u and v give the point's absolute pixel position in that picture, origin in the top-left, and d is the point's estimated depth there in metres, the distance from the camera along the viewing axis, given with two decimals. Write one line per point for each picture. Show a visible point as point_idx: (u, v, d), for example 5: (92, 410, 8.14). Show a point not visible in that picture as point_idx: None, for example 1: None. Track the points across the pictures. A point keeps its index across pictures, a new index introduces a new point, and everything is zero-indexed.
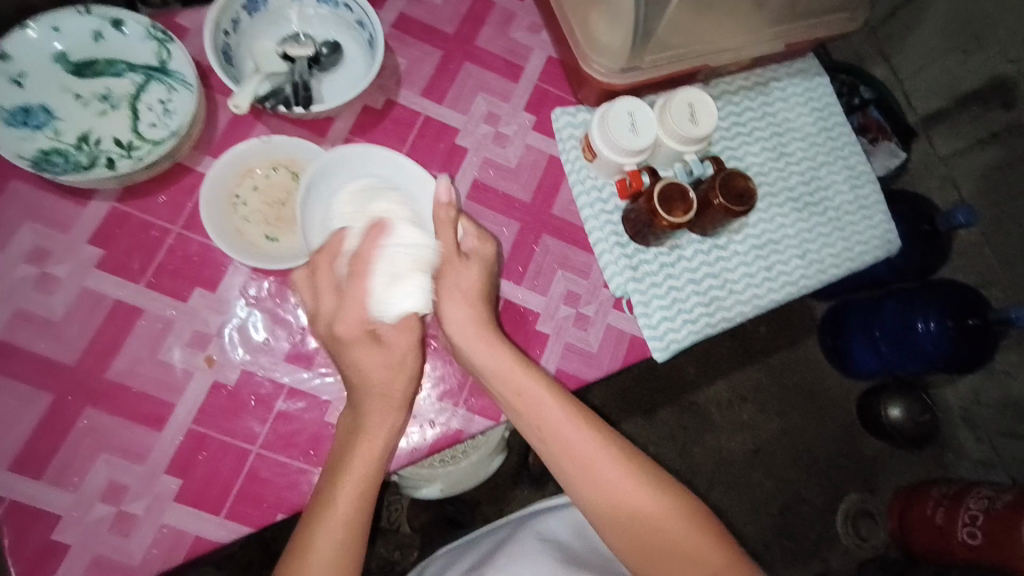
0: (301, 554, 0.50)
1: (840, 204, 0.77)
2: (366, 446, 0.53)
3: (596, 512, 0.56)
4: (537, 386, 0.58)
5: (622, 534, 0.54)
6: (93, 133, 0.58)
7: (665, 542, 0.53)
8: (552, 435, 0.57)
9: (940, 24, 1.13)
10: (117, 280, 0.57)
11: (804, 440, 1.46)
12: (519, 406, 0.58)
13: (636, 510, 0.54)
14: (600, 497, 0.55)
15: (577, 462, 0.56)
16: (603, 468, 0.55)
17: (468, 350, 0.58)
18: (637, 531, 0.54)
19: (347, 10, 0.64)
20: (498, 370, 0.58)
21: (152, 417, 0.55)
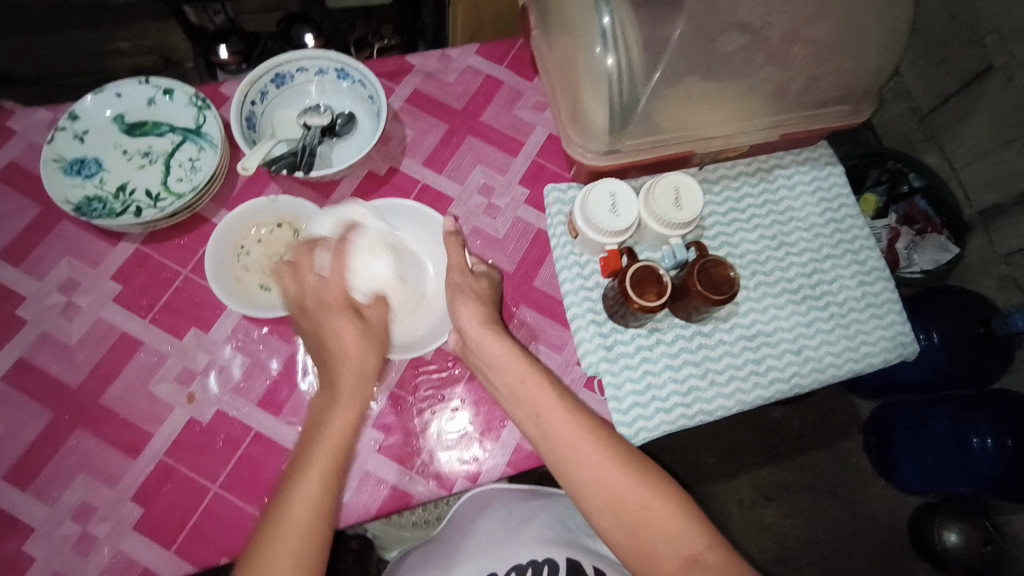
0: (284, 507, 0.51)
1: (845, 299, 0.73)
2: (345, 410, 0.56)
3: (585, 500, 0.55)
4: (536, 378, 0.59)
5: (610, 522, 0.54)
6: (129, 184, 0.66)
7: (651, 527, 0.53)
8: (548, 423, 0.57)
9: (994, 115, 1.03)
10: (127, 314, 0.64)
11: (838, 559, 1.24)
12: (517, 394, 0.59)
13: (622, 497, 0.54)
14: (588, 484, 0.55)
15: (577, 463, 0.56)
16: (591, 456, 0.55)
17: (472, 342, 0.61)
18: (624, 518, 0.53)
19: (362, 86, 0.72)
20: (502, 360, 0.60)
21: (130, 444, 0.60)
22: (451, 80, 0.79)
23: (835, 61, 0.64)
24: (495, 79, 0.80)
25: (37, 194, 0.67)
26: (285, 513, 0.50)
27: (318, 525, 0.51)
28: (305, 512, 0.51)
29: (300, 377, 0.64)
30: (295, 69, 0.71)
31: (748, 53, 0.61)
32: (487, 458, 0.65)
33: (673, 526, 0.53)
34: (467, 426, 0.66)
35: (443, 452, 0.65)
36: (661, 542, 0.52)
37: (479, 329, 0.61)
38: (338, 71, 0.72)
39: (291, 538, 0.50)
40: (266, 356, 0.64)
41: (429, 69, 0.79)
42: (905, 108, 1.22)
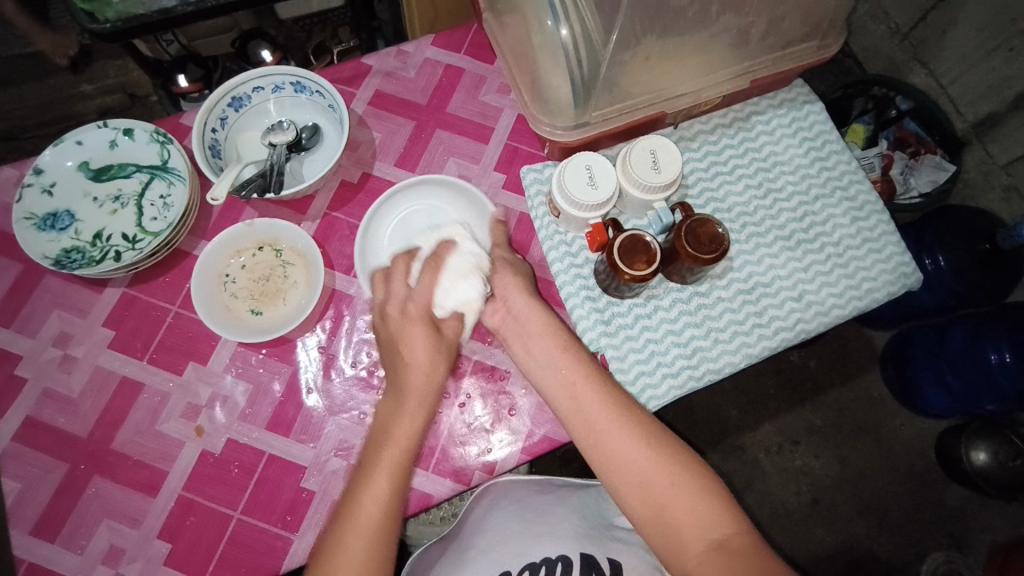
0: (347, 512, 0.51)
1: (841, 238, 0.72)
2: (414, 405, 0.56)
3: (611, 479, 0.54)
4: (575, 351, 0.60)
5: (636, 501, 0.52)
6: (105, 230, 0.67)
7: (676, 511, 0.50)
8: (581, 393, 0.57)
9: (978, 22, 0.98)
10: (125, 357, 0.65)
11: (870, 490, 1.22)
12: (549, 368, 0.60)
13: (648, 476, 0.52)
14: (614, 459, 0.54)
15: (602, 434, 0.55)
16: (618, 431, 0.54)
17: (507, 326, 0.63)
18: (649, 498, 0.52)
19: (321, 96, 0.71)
20: (542, 333, 0.62)
21: (148, 484, 0.61)
22: (411, 75, 0.78)
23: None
24: (455, 67, 0.78)
25: (17, 253, 0.67)
26: (353, 514, 0.50)
27: (384, 532, 0.51)
28: (373, 519, 0.50)
29: (304, 397, 0.64)
30: (251, 89, 0.70)
31: (703, 4, 0.59)
32: (497, 449, 0.64)
33: (699, 507, 0.50)
34: (479, 418, 0.65)
35: (457, 447, 0.64)
36: (685, 524, 0.50)
37: (525, 309, 0.63)
38: (295, 85, 0.71)
39: (358, 542, 0.49)
40: (267, 379, 0.65)
41: (388, 68, 0.78)
42: (884, 29, 1.17)
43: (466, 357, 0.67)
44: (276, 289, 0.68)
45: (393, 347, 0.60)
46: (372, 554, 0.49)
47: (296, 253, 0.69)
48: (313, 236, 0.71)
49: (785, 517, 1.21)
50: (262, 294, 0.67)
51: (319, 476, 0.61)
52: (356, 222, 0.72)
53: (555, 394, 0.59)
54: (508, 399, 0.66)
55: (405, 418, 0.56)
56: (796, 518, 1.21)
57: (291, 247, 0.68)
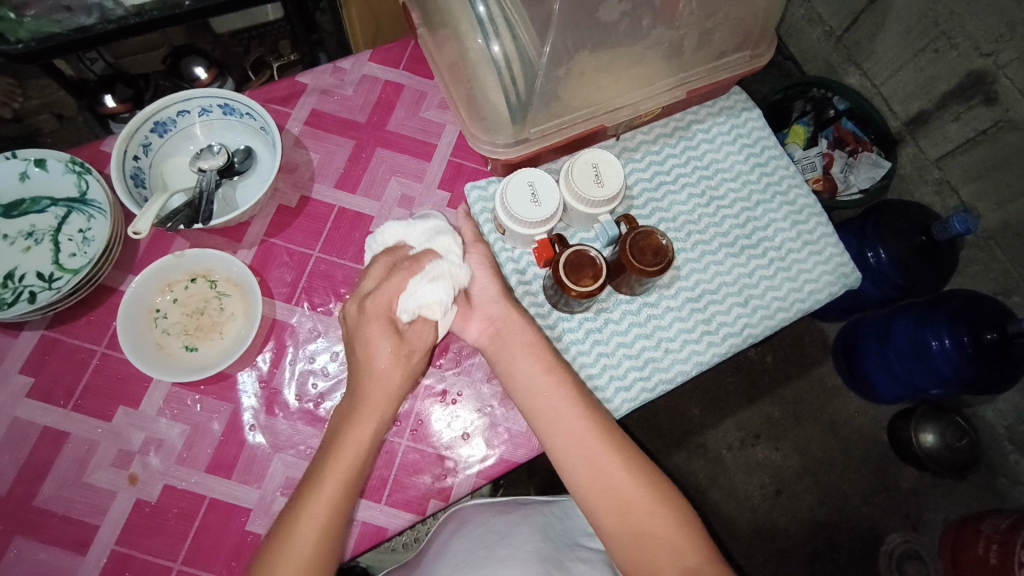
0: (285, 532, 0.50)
1: (782, 241, 0.73)
2: (363, 420, 0.55)
3: (589, 502, 0.55)
4: (558, 369, 0.59)
5: (615, 526, 0.54)
6: (17, 270, 0.62)
7: (655, 539, 0.53)
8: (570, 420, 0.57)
9: (903, 25, 1.02)
10: (46, 406, 0.60)
11: (829, 478, 1.25)
12: (532, 391, 0.58)
13: (629, 502, 0.54)
14: (597, 486, 0.55)
15: (589, 462, 0.55)
16: (603, 458, 0.55)
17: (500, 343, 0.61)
18: (626, 525, 0.54)
19: (252, 118, 0.68)
20: (525, 354, 0.60)
21: (77, 541, 0.57)
22: (349, 92, 0.75)
23: (722, 10, 0.62)
24: (395, 83, 0.76)
25: None
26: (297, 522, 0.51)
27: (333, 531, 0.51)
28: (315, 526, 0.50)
29: (246, 435, 0.61)
30: (175, 113, 0.66)
31: (634, 17, 0.59)
32: (452, 476, 0.63)
33: (674, 535, 0.53)
34: (431, 445, 0.63)
35: (411, 477, 0.62)
36: (661, 551, 0.52)
37: (504, 322, 0.61)
38: (223, 107, 0.68)
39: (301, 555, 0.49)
40: (205, 419, 0.61)
41: (324, 85, 0.75)
42: (820, 33, 1.21)
43: (417, 383, 0.65)
44: (211, 323, 0.64)
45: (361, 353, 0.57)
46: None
47: (231, 283, 0.66)
48: (250, 263, 0.68)
49: (750, 511, 1.23)
50: (196, 329, 0.64)
51: (264, 517, 0.59)
52: (294, 247, 0.69)
53: (537, 416, 0.58)
54: (461, 423, 0.64)
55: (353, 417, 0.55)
56: (761, 512, 1.23)
57: (226, 278, 0.65)
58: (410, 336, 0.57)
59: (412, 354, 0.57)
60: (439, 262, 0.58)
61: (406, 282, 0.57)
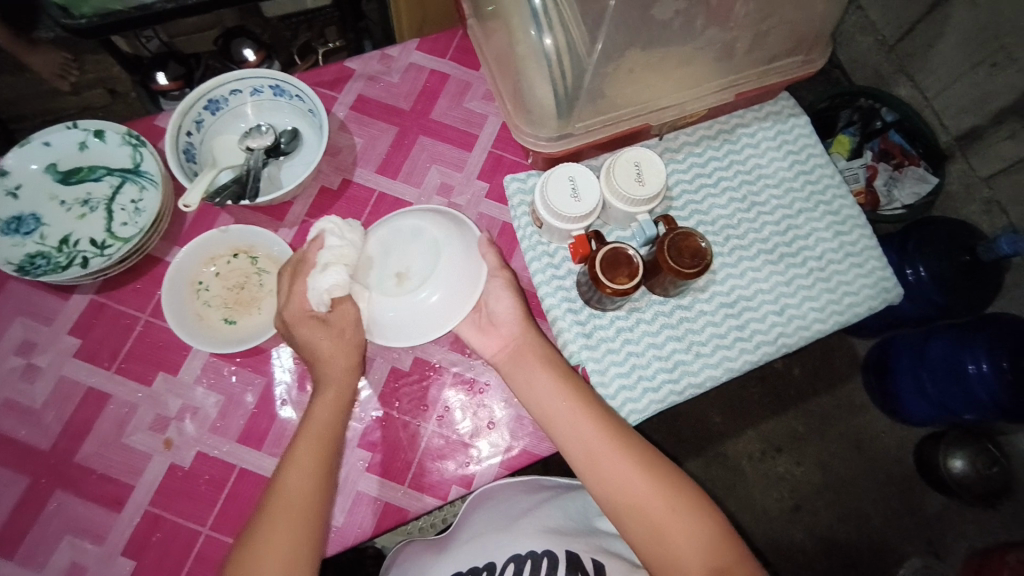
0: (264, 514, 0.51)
1: (823, 252, 0.72)
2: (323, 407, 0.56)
3: (607, 504, 0.55)
4: (566, 378, 0.59)
5: (634, 523, 0.53)
6: (72, 235, 0.65)
7: (675, 538, 0.52)
8: (574, 426, 0.57)
9: (961, 37, 0.99)
10: (91, 367, 0.63)
11: (850, 498, 1.22)
12: (544, 398, 0.58)
13: (642, 504, 0.53)
14: (611, 485, 0.54)
15: (596, 464, 0.55)
16: (617, 457, 0.55)
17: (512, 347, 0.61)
18: (646, 522, 0.53)
19: (300, 100, 0.69)
20: (537, 363, 0.60)
21: (113, 499, 0.59)
22: (394, 79, 0.76)
23: (780, 13, 0.61)
24: (440, 73, 0.77)
25: None
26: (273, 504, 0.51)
27: (297, 530, 0.50)
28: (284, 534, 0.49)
29: (278, 409, 0.63)
30: (228, 92, 0.68)
31: (688, 17, 0.58)
32: (475, 464, 0.63)
33: (694, 529, 0.52)
34: (457, 433, 0.64)
35: (435, 462, 0.63)
36: (683, 547, 0.51)
37: (514, 335, 0.62)
38: (274, 88, 0.69)
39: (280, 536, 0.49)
40: (240, 391, 0.63)
41: (371, 71, 0.76)
42: (871, 41, 1.18)
43: (445, 369, 0.65)
44: (251, 297, 0.66)
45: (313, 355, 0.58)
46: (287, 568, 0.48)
47: (272, 260, 0.67)
48: (290, 242, 0.69)
49: (767, 526, 1.21)
50: (236, 303, 0.65)
51: None
52: None
53: (550, 423, 0.58)
54: (487, 412, 0.64)
55: (313, 430, 0.54)
56: (778, 527, 1.21)
57: (268, 255, 0.67)
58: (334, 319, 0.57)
59: (344, 335, 0.57)
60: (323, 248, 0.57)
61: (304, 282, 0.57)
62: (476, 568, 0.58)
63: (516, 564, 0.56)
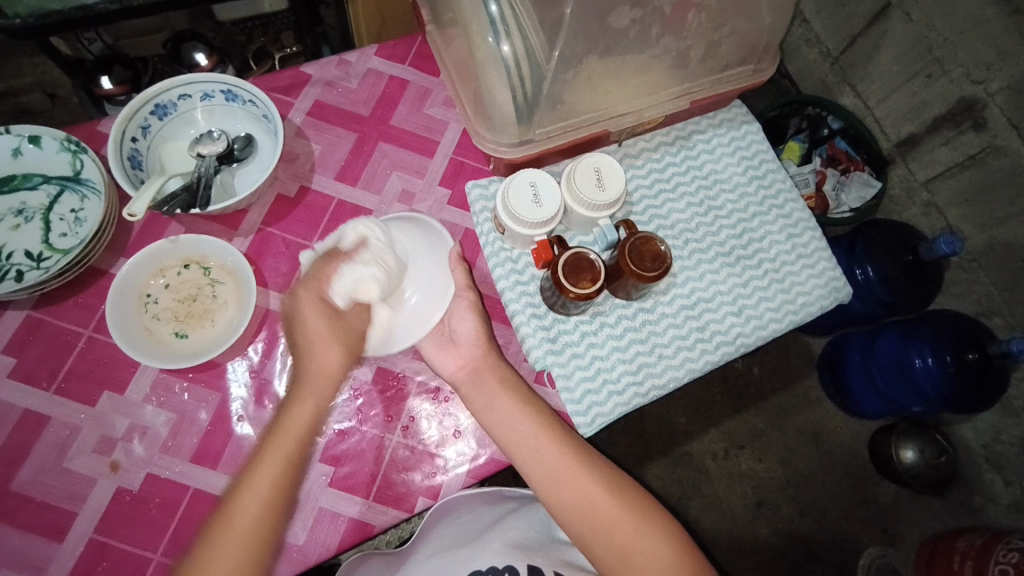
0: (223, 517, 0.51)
1: (777, 254, 0.74)
2: (297, 418, 0.54)
3: (573, 523, 0.56)
4: (532, 407, 0.59)
5: (602, 546, 0.55)
6: (5, 247, 0.61)
7: (639, 557, 0.53)
8: (540, 446, 0.57)
9: (897, 49, 1.05)
10: (27, 388, 0.59)
11: (810, 491, 1.27)
12: (510, 429, 0.58)
13: (610, 523, 0.55)
14: (581, 510, 0.56)
15: (562, 485, 0.56)
16: (585, 484, 0.56)
17: (476, 366, 0.61)
18: (615, 545, 0.54)
19: (253, 105, 0.67)
20: (502, 391, 0.59)
21: (54, 528, 0.55)
22: (352, 85, 0.75)
23: (730, 23, 0.63)
24: (399, 79, 0.76)
25: None
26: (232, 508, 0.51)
27: (258, 536, 0.50)
28: (259, 498, 0.51)
29: (234, 425, 0.60)
30: (176, 97, 0.65)
31: (643, 25, 0.60)
32: (442, 474, 0.62)
33: (660, 551, 0.54)
34: (423, 444, 0.63)
35: (401, 473, 0.62)
36: (649, 567, 0.53)
37: (479, 362, 0.61)
38: (225, 93, 0.67)
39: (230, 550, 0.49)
40: (193, 408, 0.60)
41: (328, 77, 0.75)
42: (816, 53, 1.24)
43: (410, 379, 0.64)
44: (203, 310, 0.63)
45: (303, 352, 0.57)
46: None
47: (225, 271, 0.65)
48: (246, 251, 0.67)
49: (731, 521, 1.24)
50: (188, 316, 0.63)
51: None
52: (292, 237, 0.68)
53: (517, 454, 0.57)
54: (453, 421, 0.64)
55: (279, 448, 0.53)
56: (743, 522, 1.24)
57: (221, 264, 0.64)
58: (350, 317, 0.57)
59: (349, 330, 0.57)
60: (366, 249, 0.57)
61: (336, 268, 0.58)
62: None
63: None
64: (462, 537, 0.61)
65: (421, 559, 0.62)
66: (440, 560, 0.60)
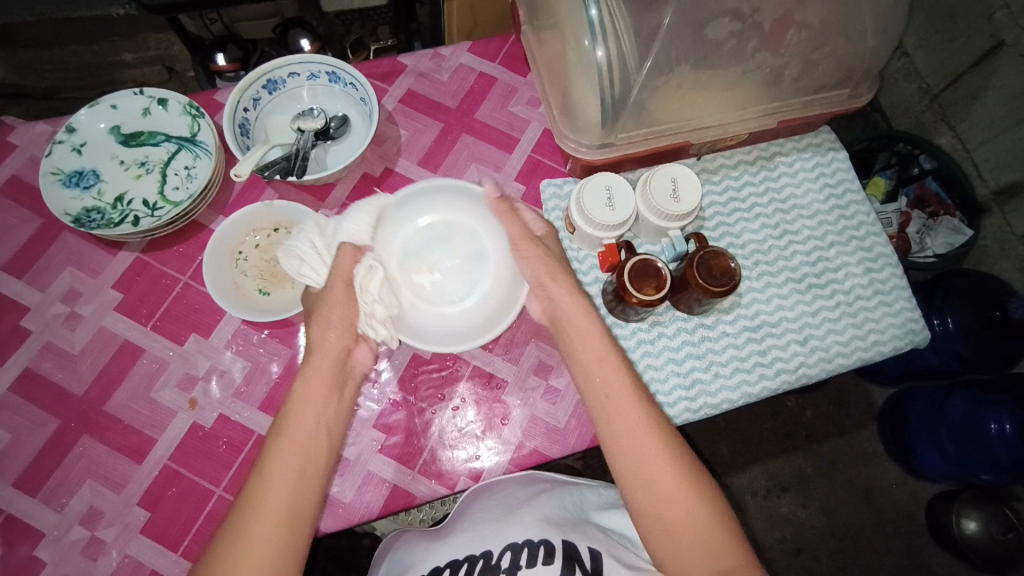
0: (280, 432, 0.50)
1: (852, 286, 0.72)
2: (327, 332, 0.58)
3: (628, 489, 0.53)
4: (614, 360, 0.57)
5: (649, 517, 0.52)
6: (126, 194, 0.68)
7: (688, 537, 0.50)
8: (612, 399, 0.55)
9: (1007, 91, 0.99)
10: (129, 321, 0.66)
11: (855, 546, 1.19)
12: (588, 373, 0.57)
13: (664, 499, 0.51)
14: (639, 471, 0.52)
15: (629, 444, 0.53)
16: (645, 447, 0.53)
17: (564, 317, 0.61)
18: (660, 519, 0.51)
19: (354, 88, 0.72)
20: (594, 336, 0.59)
21: (135, 450, 0.61)
22: (445, 78, 0.79)
23: (830, 45, 0.62)
24: (489, 76, 0.79)
25: (37, 207, 0.69)
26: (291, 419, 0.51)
27: (319, 444, 0.51)
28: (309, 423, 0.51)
29: None
30: (287, 74, 0.71)
31: (740, 39, 0.60)
32: (485, 459, 0.64)
33: (708, 536, 0.50)
34: (470, 425, 0.65)
35: (446, 451, 0.64)
36: (691, 548, 0.50)
37: (567, 305, 0.61)
38: (329, 74, 0.72)
39: (292, 460, 0.49)
40: (266, 360, 0.65)
41: (422, 69, 0.79)
42: (915, 88, 1.17)
43: (465, 362, 0.67)
44: (286, 272, 0.68)
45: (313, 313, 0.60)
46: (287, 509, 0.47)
47: None
48: (329, 223, 0.72)
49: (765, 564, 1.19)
50: (272, 275, 0.68)
51: None
52: None
53: (596, 400, 0.56)
54: (502, 408, 0.65)
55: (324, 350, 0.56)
56: (777, 567, 1.19)
57: None
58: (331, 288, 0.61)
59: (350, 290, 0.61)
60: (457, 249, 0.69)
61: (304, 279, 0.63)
62: (474, 554, 0.57)
63: (513, 552, 0.55)
64: (495, 513, 0.60)
65: (456, 532, 0.61)
66: (473, 534, 0.59)
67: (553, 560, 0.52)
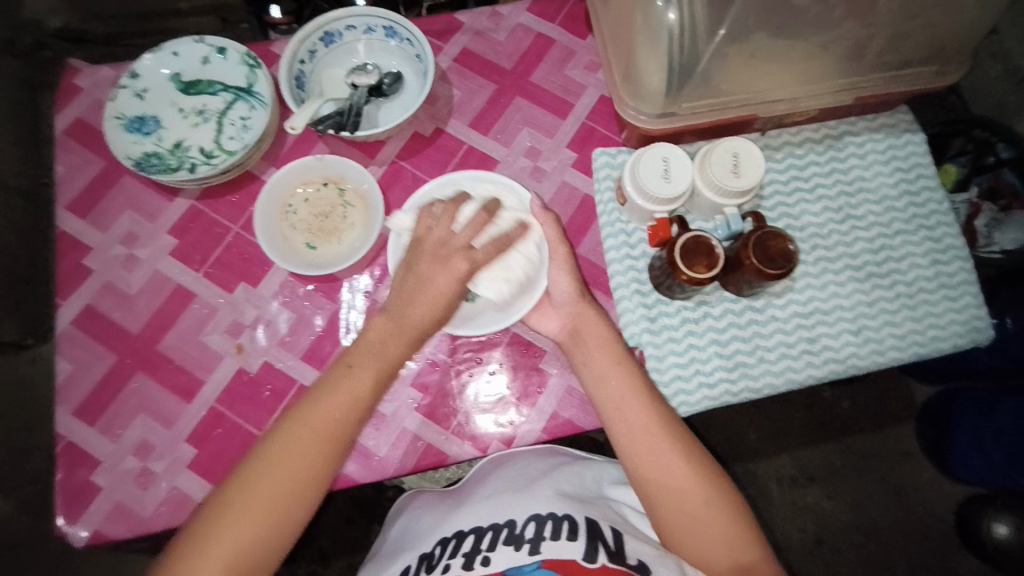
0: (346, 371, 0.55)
1: (915, 279, 0.68)
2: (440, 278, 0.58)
3: (648, 491, 0.54)
4: (628, 365, 0.59)
5: (670, 514, 0.53)
6: (184, 141, 0.69)
7: (709, 533, 0.52)
8: (628, 407, 0.56)
9: None
10: (182, 267, 0.67)
11: (880, 546, 1.17)
12: (603, 382, 0.58)
13: (684, 496, 0.53)
14: (654, 474, 0.54)
15: (649, 453, 0.55)
16: (661, 451, 0.55)
17: (580, 325, 0.61)
18: (682, 514, 0.53)
19: (409, 44, 0.71)
20: (600, 349, 0.60)
21: (185, 389, 0.63)
22: (501, 38, 0.77)
23: (923, 15, 0.58)
24: (547, 37, 0.76)
25: (100, 150, 0.71)
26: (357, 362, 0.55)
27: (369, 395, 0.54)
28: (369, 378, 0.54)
29: (343, 335, 0.65)
30: (343, 27, 0.70)
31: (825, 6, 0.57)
32: (521, 426, 0.64)
33: (727, 531, 0.52)
34: (507, 391, 0.65)
35: (481, 414, 0.64)
36: (714, 542, 0.52)
37: (583, 317, 0.61)
38: (386, 29, 0.71)
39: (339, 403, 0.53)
40: (311, 312, 0.66)
41: (479, 27, 0.77)
42: (999, 71, 1.08)
43: (506, 328, 0.66)
44: (333, 227, 0.68)
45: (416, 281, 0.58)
46: (308, 456, 0.51)
47: (358, 195, 0.69)
48: (377, 180, 0.71)
49: (787, 556, 1.17)
50: (319, 230, 0.68)
51: None
52: (420, 174, 0.72)
53: (605, 407, 0.57)
54: (541, 377, 0.65)
55: (433, 293, 0.57)
56: (800, 560, 1.17)
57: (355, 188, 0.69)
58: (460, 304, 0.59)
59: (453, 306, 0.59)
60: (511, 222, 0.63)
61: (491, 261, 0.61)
62: (497, 523, 0.57)
63: (537, 524, 0.54)
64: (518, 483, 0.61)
65: (479, 498, 0.62)
66: (495, 504, 0.59)
67: (576, 538, 0.52)
